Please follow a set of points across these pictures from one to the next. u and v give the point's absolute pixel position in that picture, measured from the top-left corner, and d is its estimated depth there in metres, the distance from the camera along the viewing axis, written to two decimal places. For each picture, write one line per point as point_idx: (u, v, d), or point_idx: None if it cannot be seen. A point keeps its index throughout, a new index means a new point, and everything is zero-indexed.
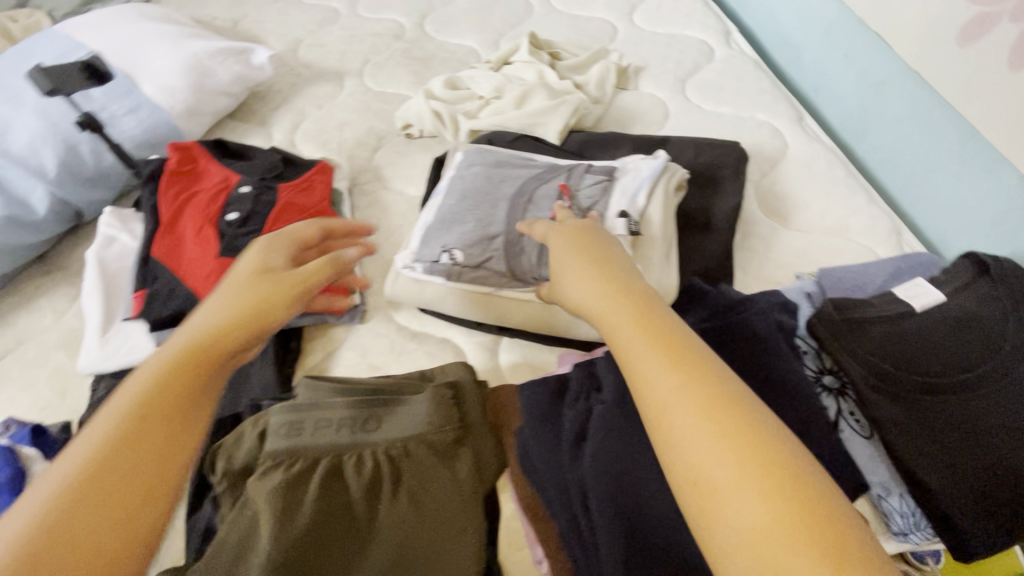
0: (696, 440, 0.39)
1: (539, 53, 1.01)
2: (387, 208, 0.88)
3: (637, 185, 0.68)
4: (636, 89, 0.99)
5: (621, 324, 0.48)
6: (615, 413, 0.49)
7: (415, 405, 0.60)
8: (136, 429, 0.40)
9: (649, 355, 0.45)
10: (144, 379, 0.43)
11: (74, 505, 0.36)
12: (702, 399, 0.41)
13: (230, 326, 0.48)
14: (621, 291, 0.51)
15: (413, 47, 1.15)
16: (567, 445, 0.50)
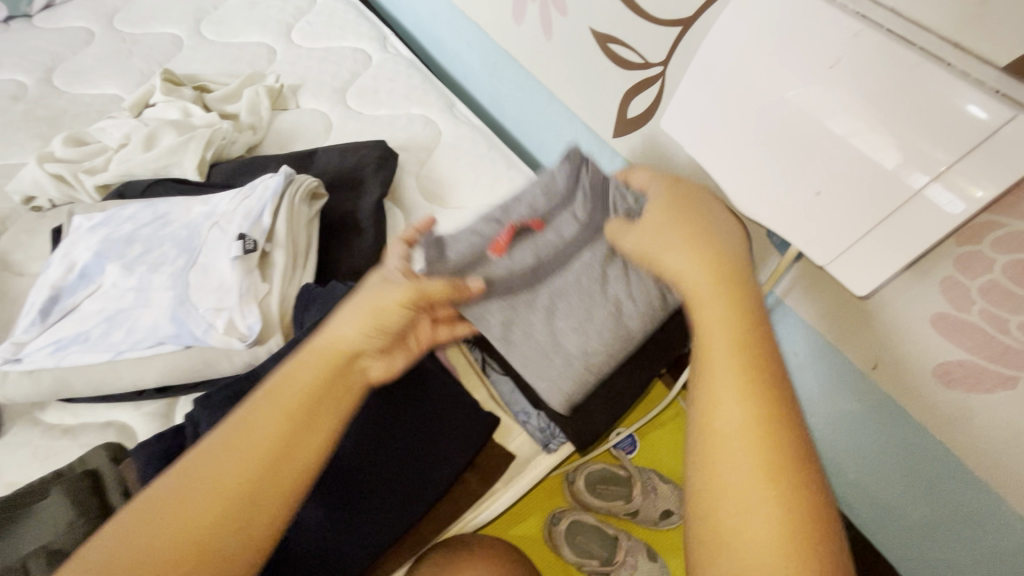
0: (722, 394, 0.36)
1: (180, 90, 0.95)
2: (18, 298, 0.76)
3: (258, 206, 0.67)
4: (297, 107, 0.99)
5: (709, 316, 0.40)
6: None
7: (40, 513, 0.53)
8: (217, 458, 0.38)
9: (726, 364, 0.37)
10: (272, 391, 0.41)
11: (230, 469, 0.37)
12: (765, 440, 0.33)
13: (311, 366, 0.43)
14: (721, 269, 0.42)
15: (36, 106, 0.99)
16: None
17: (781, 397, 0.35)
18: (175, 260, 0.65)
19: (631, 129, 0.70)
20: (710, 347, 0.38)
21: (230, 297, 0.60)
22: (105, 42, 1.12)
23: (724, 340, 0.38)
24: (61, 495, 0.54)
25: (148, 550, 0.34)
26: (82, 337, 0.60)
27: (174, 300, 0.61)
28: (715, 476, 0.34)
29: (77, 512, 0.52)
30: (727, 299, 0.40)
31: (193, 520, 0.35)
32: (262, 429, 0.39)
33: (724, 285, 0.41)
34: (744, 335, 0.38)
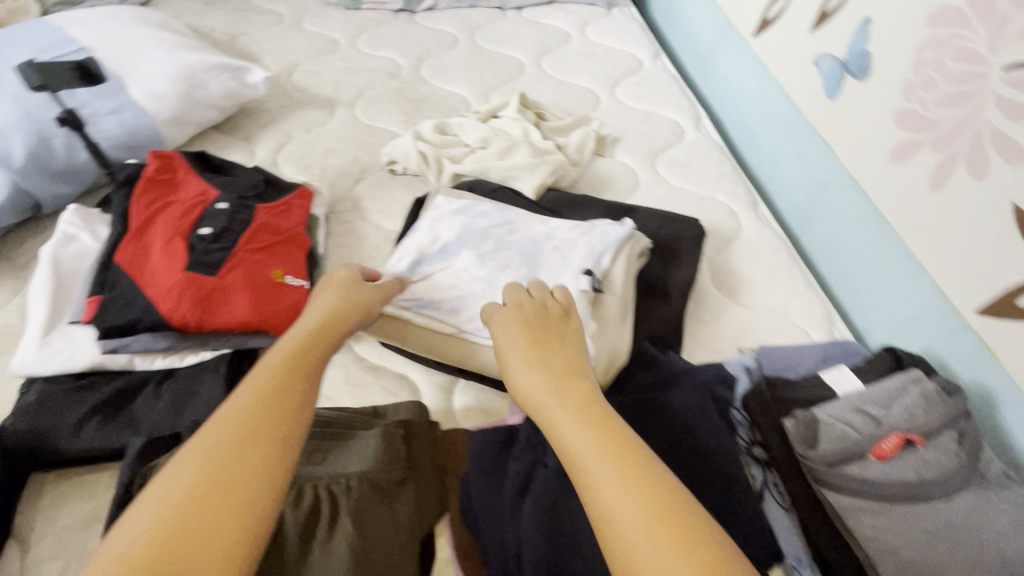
0: (612, 494, 0.39)
1: (526, 112, 1.06)
2: (361, 239, 0.89)
3: (601, 248, 0.73)
4: (611, 157, 1.06)
5: (567, 422, 0.46)
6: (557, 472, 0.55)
7: (359, 440, 0.60)
8: (252, 398, 0.47)
9: (606, 461, 0.42)
10: (249, 388, 0.48)
11: (221, 421, 0.45)
12: (653, 506, 0.38)
13: (283, 350, 0.53)
14: (570, 390, 0.49)
15: (407, 88, 1.19)
16: (510, 490, 0.56)
17: (650, 473, 0.41)
18: (521, 268, 0.72)
19: (1017, 316, 0.63)
20: (598, 484, 0.40)
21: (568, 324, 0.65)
22: (467, 51, 1.31)
23: (579, 435, 0.44)
24: (382, 435, 0.60)
25: (212, 467, 0.42)
26: (435, 305, 0.70)
27: None
28: (626, 550, 0.37)
29: (391, 456, 0.58)
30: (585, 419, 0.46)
31: (235, 444, 0.44)
32: (224, 412, 0.46)
33: (578, 404, 0.47)
34: (602, 432, 0.44)
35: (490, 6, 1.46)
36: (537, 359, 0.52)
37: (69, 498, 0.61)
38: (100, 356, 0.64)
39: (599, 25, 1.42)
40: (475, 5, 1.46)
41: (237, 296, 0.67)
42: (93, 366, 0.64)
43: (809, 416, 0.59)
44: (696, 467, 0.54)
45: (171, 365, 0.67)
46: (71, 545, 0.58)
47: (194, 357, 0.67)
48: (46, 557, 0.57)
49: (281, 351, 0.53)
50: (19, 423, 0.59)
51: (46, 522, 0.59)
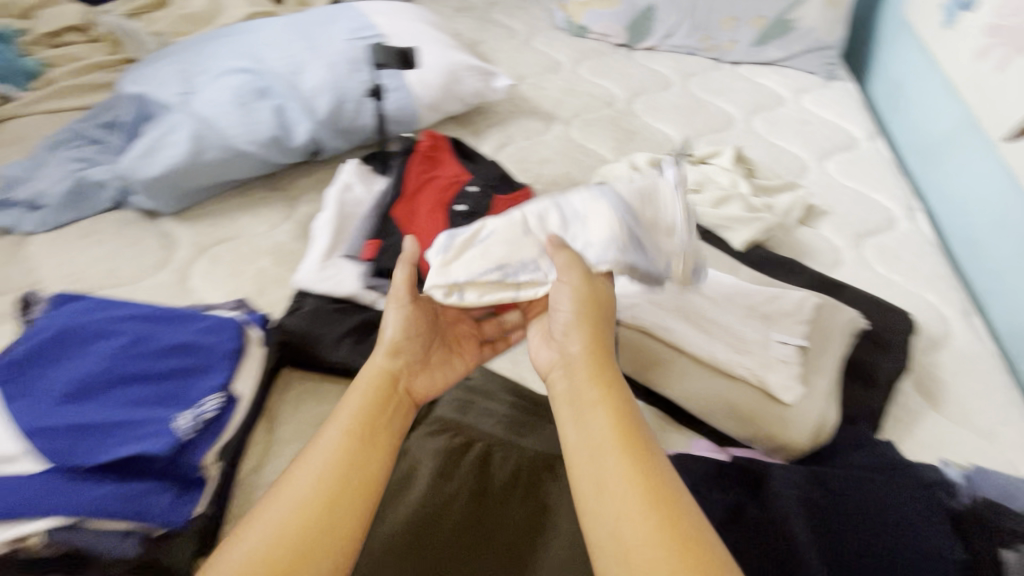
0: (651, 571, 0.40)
1: (738, 165, 1.08)
2: None
3: (637, 178, 0.71)
4: (814, 228, 1.05)
5: (615, 490, 0.45)
6: (767, 515, 0.53)
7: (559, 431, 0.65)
8: (332, 454, 0.51)
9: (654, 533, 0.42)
10: (330, 441, 0.52)
11: (306, 475, 0.50)
12: None
13: (357, 398, 0.56)
14: (622, 434, 0.48)
15: (621, 118, 1.26)
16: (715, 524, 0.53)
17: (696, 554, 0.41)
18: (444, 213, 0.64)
19: None
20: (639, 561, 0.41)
21: (778, 380, 0.66)
22: (681, 94, 1.36)
23: (626, 498, 0.44)
24: None
25: (304, 518, 0.47)
26: (485, 270, 0.59)
27: (731, 348, 0.69)
28: None
29: None
30: (632, 479, 0.45)
31: (323, 502, 0.48)
32: (309, 468, 0.50)
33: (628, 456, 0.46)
34: (642, 494, 0.44)
35: (708, 56, 1.50)
36: (581, 415, 0.51)
37: (308, 398, 0.73)
38: (359, 290, 0.76)
39: (816, 95, 1.40)
40: (693, 52, 1.50)
41: None
42: (351, 296, 0.76)
43: None
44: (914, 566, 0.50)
45: None
46: (306, 435, 0.69)
47: None
48: (287, 440, 0.69)
49: (354, 401, 0.56)
50: (294, 325, 0.72)
51: (290, 410, 0.71)
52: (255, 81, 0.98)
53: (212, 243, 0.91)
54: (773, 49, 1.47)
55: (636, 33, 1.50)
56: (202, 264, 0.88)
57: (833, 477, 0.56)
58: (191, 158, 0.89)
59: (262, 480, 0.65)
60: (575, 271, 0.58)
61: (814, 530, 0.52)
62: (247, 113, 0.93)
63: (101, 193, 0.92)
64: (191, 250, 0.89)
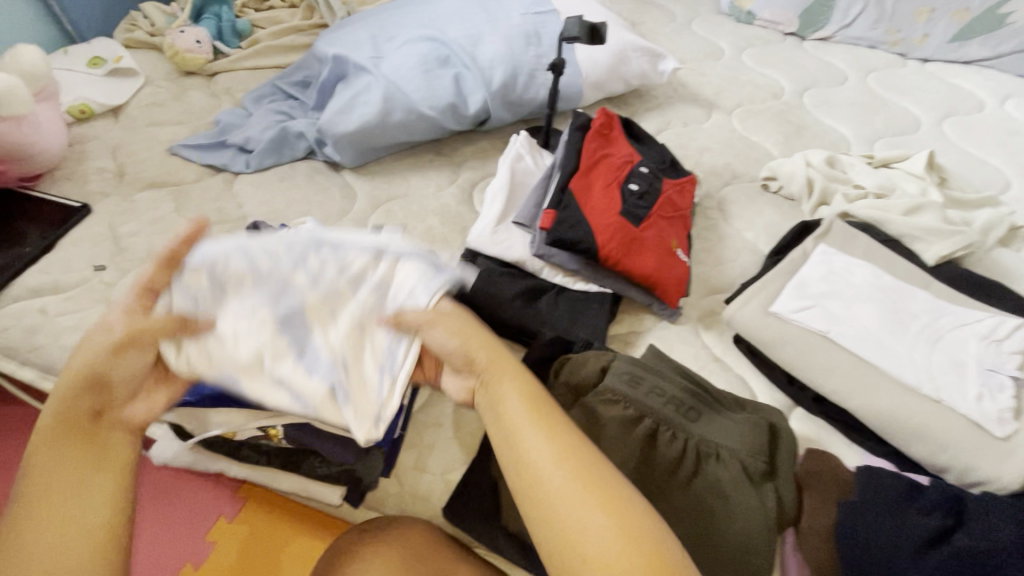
0: (585, 524, 0.45)
1: (929, 172, 0.97)
2: (723, 238, 0.92)
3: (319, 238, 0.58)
4: (1017, 252, 0.92)
5: (536, 453, 0.49)
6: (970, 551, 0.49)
7: (728, 415, 0.63)
8: (35, 487, 0.46)
9: (576, 491, 0.46)
10: (29, 481, 0.46)
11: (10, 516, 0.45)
12: (626, 535, 0.44)
13: (57, 445, 0.48)
14: (531, 411, 0.52)
15: (788, 111, 1.18)
16: (908, 548, 0.51)
17: (623, 506, 0.46)
18: (273, 334, 0.56)
19: None
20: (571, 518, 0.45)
21: (988, 411, 0.61)
22: (857, 90, 1.24)
23: (552, 461, 0.48)
24: (755, 425, 0.62)
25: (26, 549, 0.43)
26: (377, 387, 0.56)
27: (922, 369, 0.65)
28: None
29: (761, 449, 0.60)
30: (553, 442, 0.49)
31: (31, 531, 0.44)
32: (22, 511, 0.45)
33: (542, 423, 0.51)
34: (566, 458, 0.48)
35: (892, 50, 1.36)
36: (498, 385, 0.54)
37: None
38: (527, 258, 0.79)
39: None
40: (875, 45, 1.37)
41: (647, 251, 0.76)
42: (520, 262, 0.79)
43: None
44: None
45: (567, 285, 0.79)
46: None
47: (585, 286, 0.79)
48: None
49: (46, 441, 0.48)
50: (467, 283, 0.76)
51: None
52: (438, 49, 1.03)
53: (386, 198, 0.99)
54: (976, 46, 1.30)
55: (810, 22, 1.39)
56: (378, 217, 0.95)
57: None
58: (380, 118, 0.96)
59: (429, 418, 0.69)
60: (442, 315, 0.56)
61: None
62: (429, 79, 0.99)
63: (298, 143, 1.03)
64: (367, 203, 0.97)
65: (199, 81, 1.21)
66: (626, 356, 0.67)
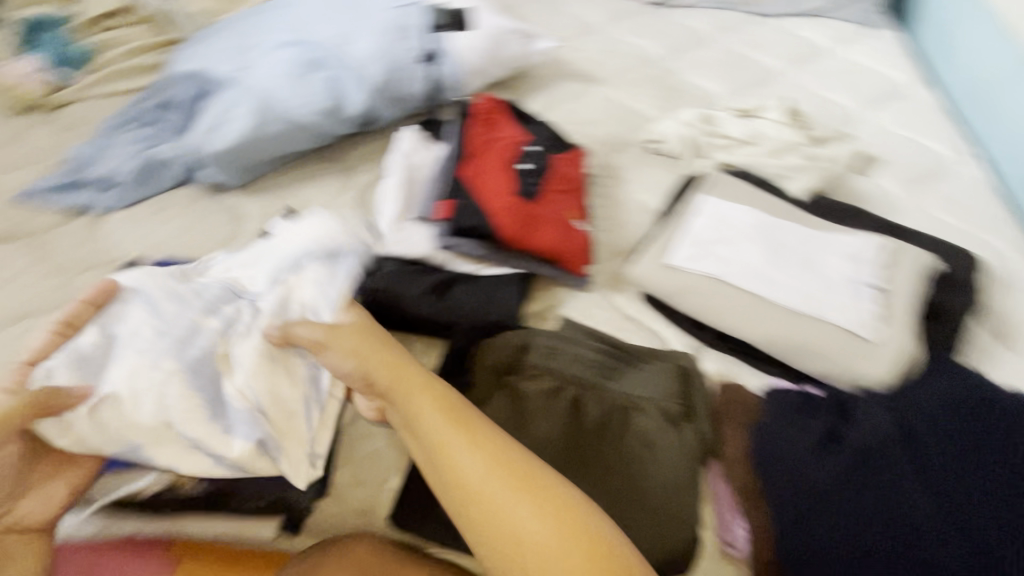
0: (526, 520, 0.47)
1: (788, 117, 1.07)
2: (620, 203, 0.96)
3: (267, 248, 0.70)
4: (869, 177, 1.04)
5: (462, 458, 0.50)
6: (860, 442, 0.57)
7: (643, 370, 0.67)
8: None
9: (509, 491, 0.48)
10: None
11: None
12: (567, 523, 0.47)
13: None
14: (451, 420, 0.53)
15: (662, 77, 1.25)
16: (806, 450, 0.57)
17: (561, 498, 0.48)
18: (179, 383, 0.58)
19: None
20: (516, 516, 0.47)
21: (857, 320, 0.68)
22: (720, 51, 1.34)
23: (477, 462, 0.50)
24: (669, 373, 0.66)
25: None
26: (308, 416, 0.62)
27: (800, 291, 0.72)
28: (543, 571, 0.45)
29: (678, 393, 0.65)
30: (479, 446, 0.51)
31: None
32: None
33: (462, 426, 0.52)
34: (491, 458, 0.50)
35: (745, 10, 1.47)
36: (419, 395, 0.55)
37: None
38: (432, 250, 0.78)
39: (859, 45, 1.37)
40: (730, 7, 1.48)
41: (547, 226, 0.79)
42: (424, 256, 0.78)
43: None
44: (1009, 477, 0.53)
45: (479, 272, 0.80)
46: None
47: (493, 270, 0.79)
48: None
49: None
50: (374, 284, 0.73)
51: None
52: (308, 52, 0.99)
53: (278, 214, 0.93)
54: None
55: None
56: None
57: (921, 402, 0.59)
58: (257, 131, 0.91)
59: (359, 431, 0.68)
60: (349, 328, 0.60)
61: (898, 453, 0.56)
62: (303, 85, 0.95)
63: (168, 169, 0.95)
64: (258, 222, 0.92)
65: (41, 115, 1.08)
66: (544, 332, 0.70)
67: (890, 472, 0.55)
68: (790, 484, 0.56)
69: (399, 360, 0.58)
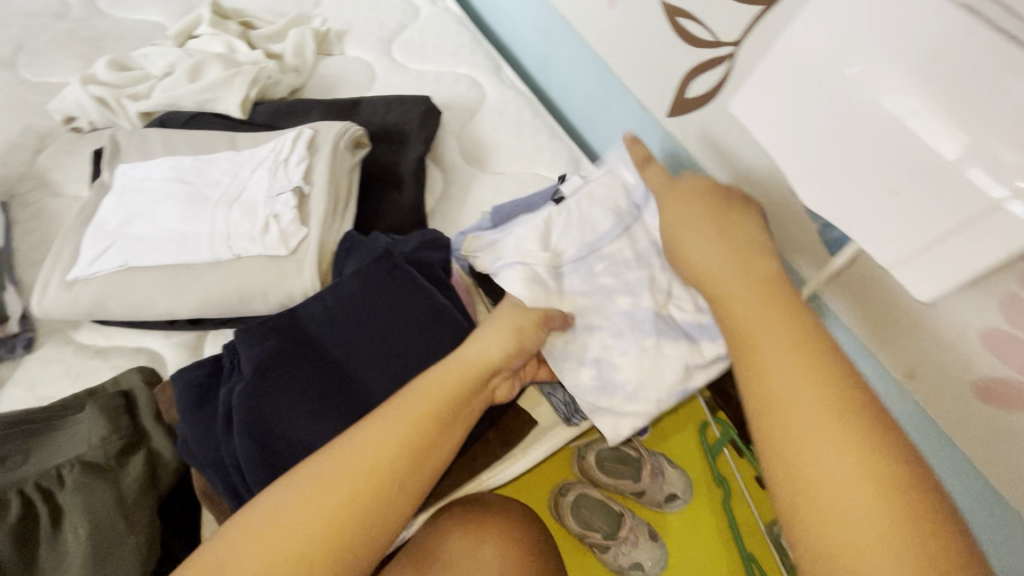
0: (789, 382, 0.40)
1: (226, 24, 0.93)
2: (57, 216, 0.77)
3: None
4: (341, 54, 0.98)
5: (754, 310, 0.44)
6: (256, 393, 0.49)
7: (68, 428, 0.54)
8: None
9: (786, 350, 0.41)
10: None
11: None
12: (829, 394, 0.38)
13: None
14: (790, 324, 0.43)
15: (80, 26, 0.98)
16: (220, 427, 0.49)
17: (834, 369, 0.40)
18: None
19: (689, 109, 0.68)
20: (779, 375, 0.40)
21: (271, 231, 0.62)
22: None
23: (773, 325, 0.43)
24: (95, 412, 0.54)
25: None
26: None
27: (219, 234, 0.62)
28: (800, 448, 0.37)
29: (108, 431, 0.53)
30: (772, 311, 0.44)
31: None
32: None
33: (748, 277, 0.47)
34: (787, 325, 0.43)
35: None
36: (718, 233, 0.51)
37: None
38: None
39: None
40: None
41: None
42: None
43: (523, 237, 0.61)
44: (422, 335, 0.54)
45: None
46: None
47: None
48: None
49: None
50: None
51: None
52: None
53: None
54: None
55: None
56: None
57: (329, 296, 0.55)
58: None
59: None
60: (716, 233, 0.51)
61: (299, 390, 0.50)
62: None
63: None
64: None
65: None
66: None
67: (294, 415, 0.49)
68: (218, 473, 0.49)
69: (712, 208, 0.53)
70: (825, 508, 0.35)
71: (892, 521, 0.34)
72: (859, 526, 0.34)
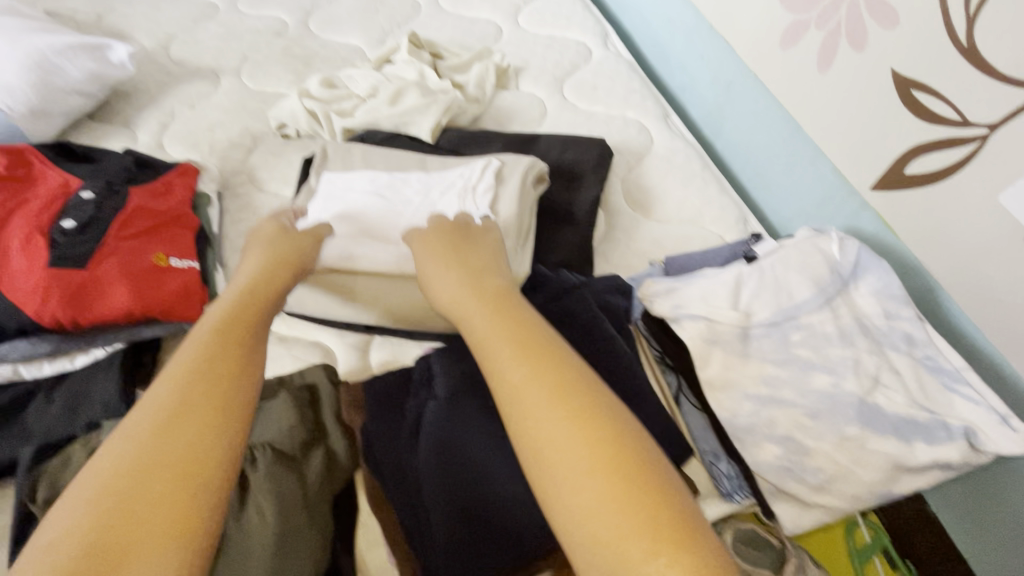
0: (534, 398, 0.38)
1: (420, 53, 1.01)
2: (260, 210, 0.86)
3: None
4: (516, 88, 1.02)
5: (495, 335, 0.44)
6: (447, 409, 0.52)
7: (263, 411, 0.59)
8: None
9: (520, 365, 0.40)
10: None
11: None
12: (573, 407, 0.37)
13: None
14: (526, 348, 0.42)
15: (294, 45, 1.12)
16: (405, 436, 0.52)
17: (579, 381, 0.39)
18: None
19: (906, 185, 0.62)
20: (519, 395, 0.39)
21: None
22: None
23: (506, 344, 0.43)
24: (287, 400, 0.59)
25: None
26: None
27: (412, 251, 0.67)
28: (552, 463, 0.35)
29: (297, 419, 0.57)
30: (516, 336, 0.43)
31: None
32: None
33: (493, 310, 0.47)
34: (521, 342, 0.43)
35: None
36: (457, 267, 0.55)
37: None
38: None
39: None
40: None
41: (114, 285, 0.64)
42: None
43: (715, 291, 0.59)
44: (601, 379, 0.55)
45: (64, 370, 0.64)
46: None
47: (86, 358, 0.64)
48: None
49: None
50: None
51: None
52: None
53: None
54: None
55: None
56: None
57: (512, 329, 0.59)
58: None
59: None
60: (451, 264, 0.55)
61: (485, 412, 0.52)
62: None
63: None
64: None
65: None
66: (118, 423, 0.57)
67: (477, 436, 0.50)
68: (396, 480, 0.50)
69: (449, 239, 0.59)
70: (581, 522, 0.33)
71: (654, 537, 0.31)
72: (633, 543, 0.31)
